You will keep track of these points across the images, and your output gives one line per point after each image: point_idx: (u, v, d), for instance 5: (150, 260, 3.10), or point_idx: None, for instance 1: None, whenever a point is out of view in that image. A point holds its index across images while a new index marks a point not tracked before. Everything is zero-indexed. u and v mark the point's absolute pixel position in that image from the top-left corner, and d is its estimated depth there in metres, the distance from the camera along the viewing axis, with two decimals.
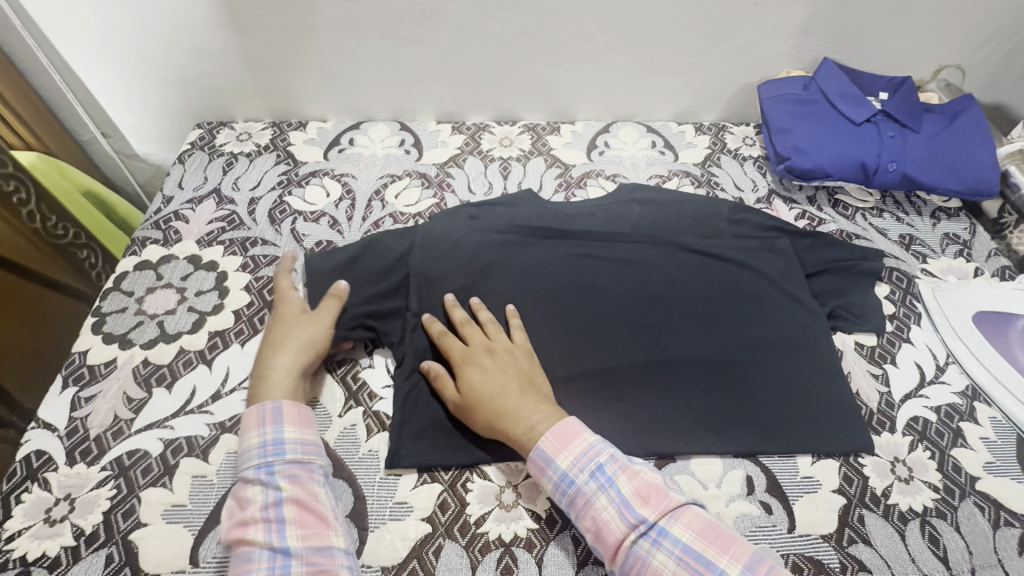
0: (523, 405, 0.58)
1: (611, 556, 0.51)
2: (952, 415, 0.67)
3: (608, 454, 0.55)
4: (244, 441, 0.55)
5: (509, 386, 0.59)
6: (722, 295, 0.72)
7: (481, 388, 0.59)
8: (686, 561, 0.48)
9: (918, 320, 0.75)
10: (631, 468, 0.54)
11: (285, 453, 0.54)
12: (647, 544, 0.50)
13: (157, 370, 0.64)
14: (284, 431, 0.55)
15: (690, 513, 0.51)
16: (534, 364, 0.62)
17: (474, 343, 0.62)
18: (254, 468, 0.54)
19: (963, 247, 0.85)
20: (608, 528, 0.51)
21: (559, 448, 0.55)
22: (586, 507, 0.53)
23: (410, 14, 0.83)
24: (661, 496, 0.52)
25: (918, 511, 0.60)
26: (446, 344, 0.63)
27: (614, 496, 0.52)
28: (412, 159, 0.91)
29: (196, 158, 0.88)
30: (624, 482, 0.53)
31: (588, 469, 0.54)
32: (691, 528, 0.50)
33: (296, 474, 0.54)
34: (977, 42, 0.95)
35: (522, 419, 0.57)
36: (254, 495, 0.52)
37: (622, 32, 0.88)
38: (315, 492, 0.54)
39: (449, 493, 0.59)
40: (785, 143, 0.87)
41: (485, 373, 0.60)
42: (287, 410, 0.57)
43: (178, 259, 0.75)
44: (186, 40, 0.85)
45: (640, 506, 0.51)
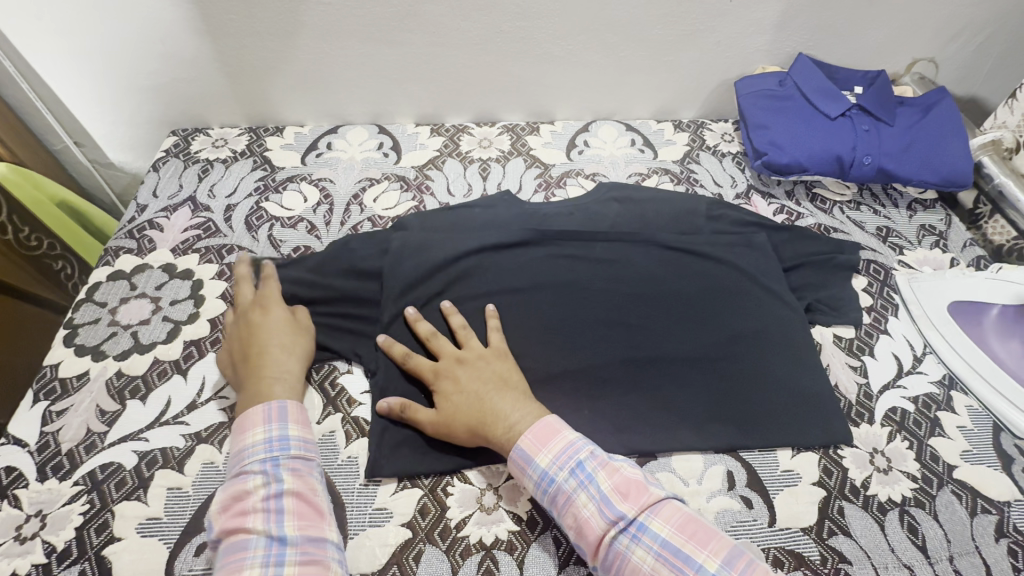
0: (502, 405, 0.58)
1: (593, 553, 0.51)
2: (929, 404, 0.67)
3: (589, 451, 0.54)
4: (245, 435, 0.54)
5: (484, 391, 0.59)
6: (701, 290, 0.72)
7: (455, 401, 0.59)
8: (666, 557, 0.48)
9: (896, 311, 0.76)
10: (610, 464, 0.54)
11: (291, 448, 0.54)
12: (627, 540, 0.50)
13: (130, 382, 0.63)
14: (289, 428, 0.55)
15: (669, 508, 0.51)
16: (504, 361, 0.62)
17: (443, 355, 0.62)
18: (257, 460, 0.53)
19: (938, 238, 0.86)
20: (589, 525, 0.51)
21: (539, 446, 0.55)
22: (567, 505, 0.53)
23: (385, 15, 0.82)
24: (640, 492, 0.52)
25: (897, 501, 0.60)
26: (414, 361, 0.62)
27: (594, 492, 0.52)
28: (391, 162, 0.91)
29: (171, 165, 0.87)
30: (604, 479, 0.53)
31: (568, 466, 0.53)
32: (670, 523, 0.50)
33: (299, 468, 0.53)
34: (949, 35, 0.96)
35: (503, 419, 0.57)
36: (254, 486, 0.51)
37: (598, 31, 0.88)
38: (314, 487, 0.53)
39: (431, 497, 0.58)
40: (763, 138, 0.88)
41: (460, 380, 0.60)
42: (293, 408, 0.56)
43: (152, 269, 0.74)
44: (158, 46, 0.84)
45: (620, 501, 0.51)
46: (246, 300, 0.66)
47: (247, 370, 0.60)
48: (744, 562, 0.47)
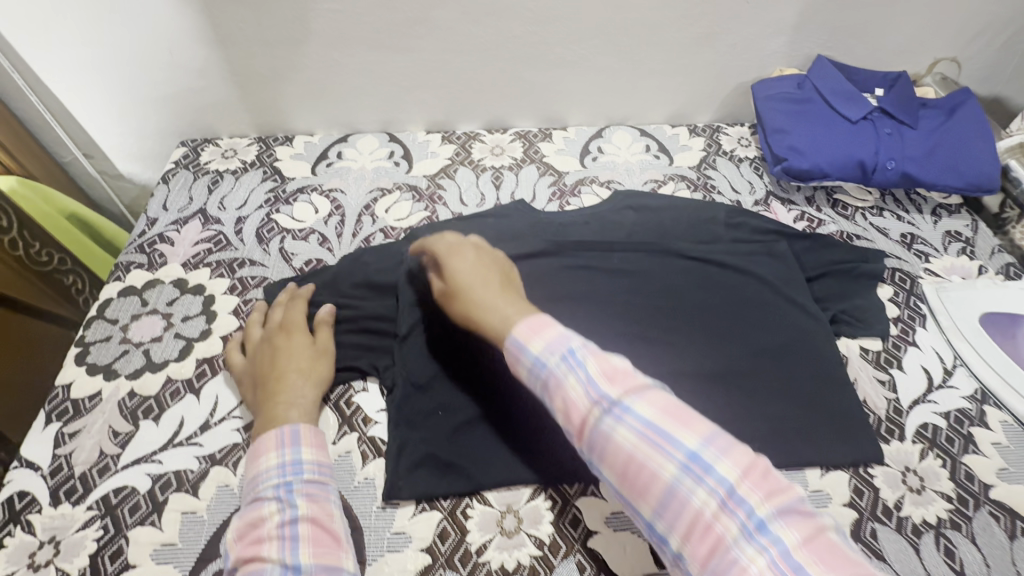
0: (498, 297, 0.56)
1: (574, 437, 0.46)
2: (962, 420, 0.65)
3: (581, 340, 0.49)
4: (260, 460, 0.52)
5: (494, 274, 0.59)
6: (721, 303, 0.71)
7: (466, 273, 0.59)
8: (650, 437, 0.43)
9: (924, 321, 0.73)
10: (600, 351, 0.48)
11: (304, 473, 0.52)
12: (610, 421, 0.44)
13: (143, 402, 0.62)
14: (303, 451, 0.53)
15: (657, 394, 0.45)
16: (515, 270, 0.62)
17: (461, 240, 0.63)
18: (271, 486, 0.51)
19: (965, 244, 0.83)
20: (574, 407, 0.45)
21: (530, 334, 0.50)
22: (554, 388, 0.47)
23: (394, 22, 0.81)
24: (628, 376, 0.46)
25: (932, 522, 0.58)
26: (432, 242, 0.64)
27: (582, 376, 0.46)
28: (402, 171, 0.89)
29: (181, 177, 0.86)
30: (593, 364, 0.46)
31: (557, 351, 0.48)
32: (655, 406, 0.44)
33: (314, 493, 0.51)
34: (971, 35, 0.94)
35: (496, 309, 0.55)
36: (269, 513, 0.49)
37: (611, 35, 0.86)
38: (330, 512, 0.51)
39: (450, 521, 0.57)
40: (782, 143, 0.86)
41: (467, 261, 0.60)
42: (306, 431, 0.54)
43: (163, 284, 0.73)
44: (166, 56, 0.83)
45: (606, 383, 0.45)
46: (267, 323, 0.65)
47: (265, 392, 0.58)
48: (729, 443, 0.42)
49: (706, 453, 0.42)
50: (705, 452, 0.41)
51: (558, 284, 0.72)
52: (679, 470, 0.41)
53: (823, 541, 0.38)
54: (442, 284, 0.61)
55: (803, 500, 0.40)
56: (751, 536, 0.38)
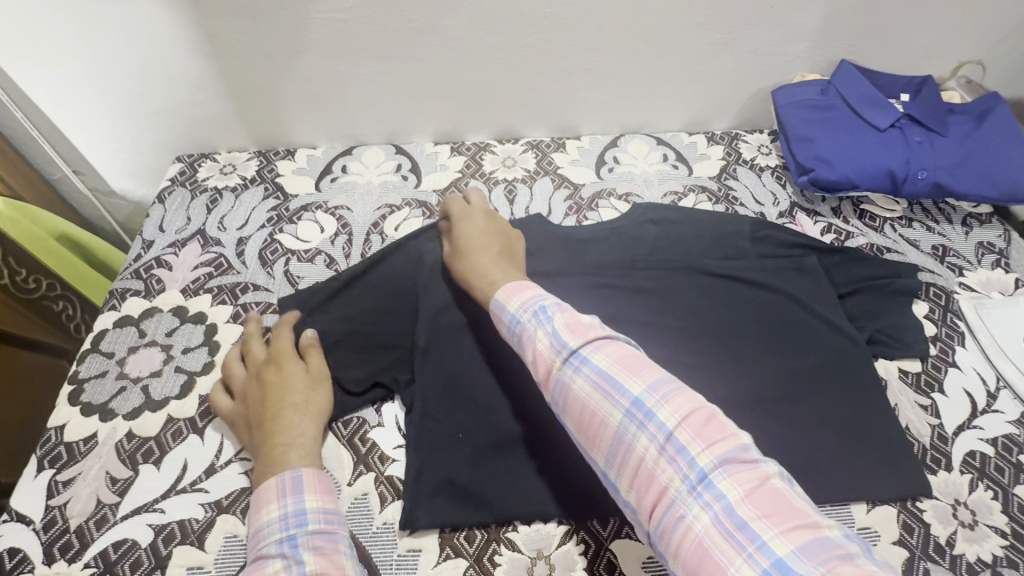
0: (493, 259, 0.62)
1: (540, 386, 0.49)
2: (1010, 447, 0.62)
3: (554, 299, 0.52)
4: (261, 513, 0.48)
5: (494, 242, 0.65)
6: (752, 324, 0.68)
7: (470, 236, 0.66)
8: (603, 385, 0.45)
9: (962, 340, 0.70)
10: (569, 308, 0.51)
11: (308, 523, 0.47)
12: (568, 370, 0.47)
13: (143, 445, 0.58)
14: (305, 500, 0.48)
15: (615, 346, 0.47)
16: (516, 244, 0.68)
17: (477, 207, 0.71)
18: (274, 542, 0.46)
19: (999, 256, 0.80)
20: (539, 358, 0.49)
21: (508, 295, 0.54)
22: (525, 342, 0.51)
23: (402, 31, 0.77)
24: (590, 329, 0.48)
25: (987, 561, 0.55)
26: (451, 204, 0.72)
27: (547, 329, 0.49)
28: (411, 186, 0.85)
29: (177, 195, 0.82)
30: (558, 318, 0.50)
31: (529, 309, 0.52)
32: (612, 357, 0.46)
33: (322, 546, 0.46)
34: (997, 37, 0.91)
35: (486, 266, 0.62)
36: (274, 573, 0.44)
37: (628, 41, 0.83)
38: (342, 565, 0.45)
39: (476, 569, 0.53)
40: (808, 153, 0.82)
41: (474, 226, 0.67)
42: (307, 475, 0.50)
43: (161, 313, 0.68)
44: (160, 69, 0.78)
45: (566, 334, 0.48)
46: (256, 357, 0.60)
47: (263, 435, 0.54)
48: (676, 392, 0.43)
49: (651, 402, 0.43)
50: (649, 400, 0.43)
51: (580, 306, 0.68)
52: (625, 416, 0.43)
53: (764, 493, 0.38)
54: (448, 244, 0.68)
55: (747, 449, 0.41)
56: (690, 486, 0.39)
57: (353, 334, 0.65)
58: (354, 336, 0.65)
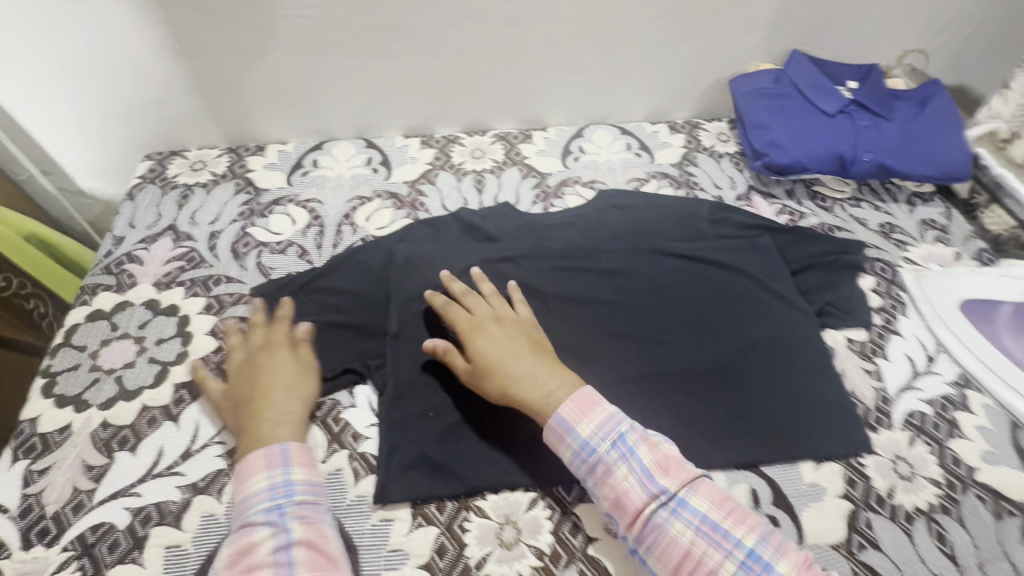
0: (536, 372, 0.58)
1: (625, 524, 0.51)
2: (946, 406, 0.66)
3: (630, 426, 0.54)
4: (247, 482, 0.50)
5: (520, 353, 0.59)
6: (709, 300, 0.72)
7: (491, 354, 0.59)
8: (706, 532, 0.48)
9: (905, 310, 0.75)
10: (651, 440, 0.54)
11: (296, 495, 0.50)
12: (666, 513, 0.50)
13: (118, 433, 0.59)
14: (293, 472, 0.51)
15: (706, 486, 0.52)
16: (539, 336, 0.62)
17: (480, 312, 0.63)
18: (261, 510, 0.49)
19: (940, 232, 0.85)
20: (629, 496, 0.51)
21: (579, 416, 0.54)
22: (606, 475, 0.52)
23: (370, 26, 0.79)
24: (680, 468, 0.52)
25: (923, 509, 0.59)
26: (451, 314, 0.62)
27: (635, 465, 0.52)
28: (381, 178, 0.87)
29: (148, 193, 0.83)
30: (645, 453, 0.52)
31: (609, 439, 0.53)
32: (707, 500, 0.50)
33: (308, 515, 0.50)
34: (939, 26, 0.96)
35: (538, 383, 0.57)
36: (261, 538, 0.48)
37: (590, 35, 0.86)
38: (325, 532, 0.50)
39: (447, 536, 0.55)
40: (762, 139, 0.86)
41: (493, 334, 0.60)
42: (295, 450, 0.52)
43: (134, 306, 0.69)
44: (129, 68, 0.79)
45: (661, 476, 0.51)
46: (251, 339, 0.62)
47: (249, 411, 0.56)
48: (778, 541, 0.48)
49: (759, 550, 0.48)
50: (758, 549, 0.47)
51: (547, 288, 0.71)
52: (736, 565, 0.47)
53: None
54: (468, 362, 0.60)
55: None
56: None
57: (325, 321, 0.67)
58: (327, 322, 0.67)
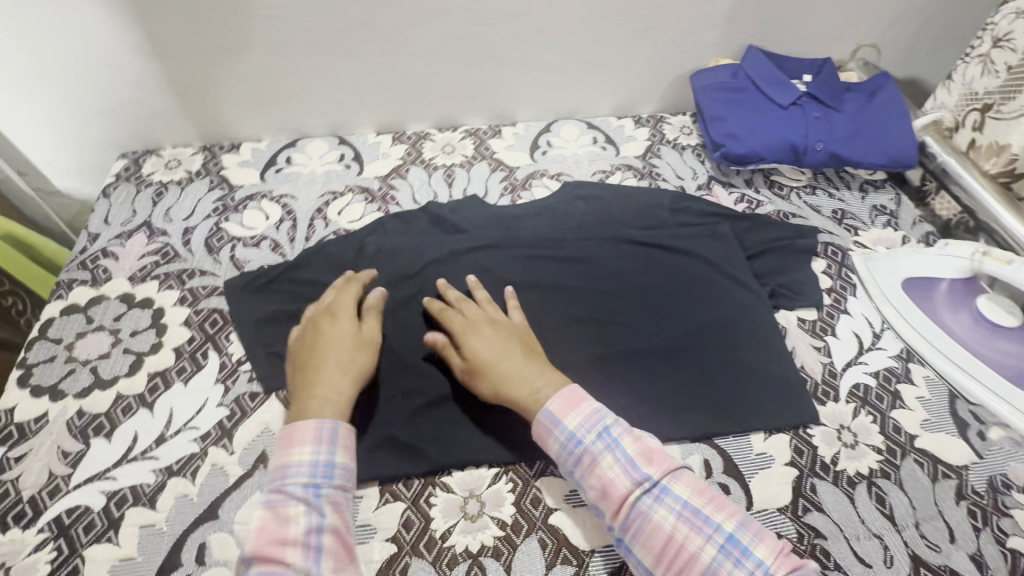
0: (526, 372, 0.60)
1: (611, 512, 0.53)
2: (889, 378, 0.70)
3: (615, 420, 0.57)
4: (293, 451, 0.54)
5: (511, 353, 0.62)
6: (667, 284, 0.75)
7: (483, 354, 0.61)
8: (687, 517, 0.51)
9: (854, 290, 0.79)
10: (634, 432, 0.56)
11: (334, 478, 0.53)
12: (650, 500, 0.52)
13: (93, 420, 0.61)
14: (336, 455, 0.54)
15: (687, 476, 0.54)
16: (532, 340, 0.65)
17: (474, 315, 0.65)
18: (300, 485, 0.52)
19: (890, 217, 0.89)
20: (614, 485, 0.53)
21: (567, 410, 0.57)
22: (592, 466, 0.55)
23: (338, 26, 0.81)
24: (662, 458, 0.55)
25: (865, 474, 0.62)
26: (447, 316, 0.65)
27: (620, 456, 0.54)
28: (353, 174, 0.90)
29: (123, 190, 0.84)
30: (629, 444, 0.55)
31: (595, 431, 0.56)
32: (687, 487, 0.53)
33: (339, 502, 0.53)
34: (888, 22, 1.00)
35: (527, 382, 0.60)
36: (296, 514, 0.51)
37: (554, 33, 0.89)
38: (349, 522, 0.53)
39: (413, 510, 0.58)
40: (720, 130, 0.90)
41: (485, 335, 0.63)
42: (343, 434, 0.55)
43: (109, 300, 0.71)
44: (101, 69, 0.81)
45: (645, 465, 0.54)
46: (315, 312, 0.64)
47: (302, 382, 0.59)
48: (755, 527, 0.51)
49: (738, 534, 0.50)
50: (736, 532, 0.50)
51: (512, 275, 0.74)
52: (715, 547, 0.50)
53: None
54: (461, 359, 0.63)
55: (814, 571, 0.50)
56: None
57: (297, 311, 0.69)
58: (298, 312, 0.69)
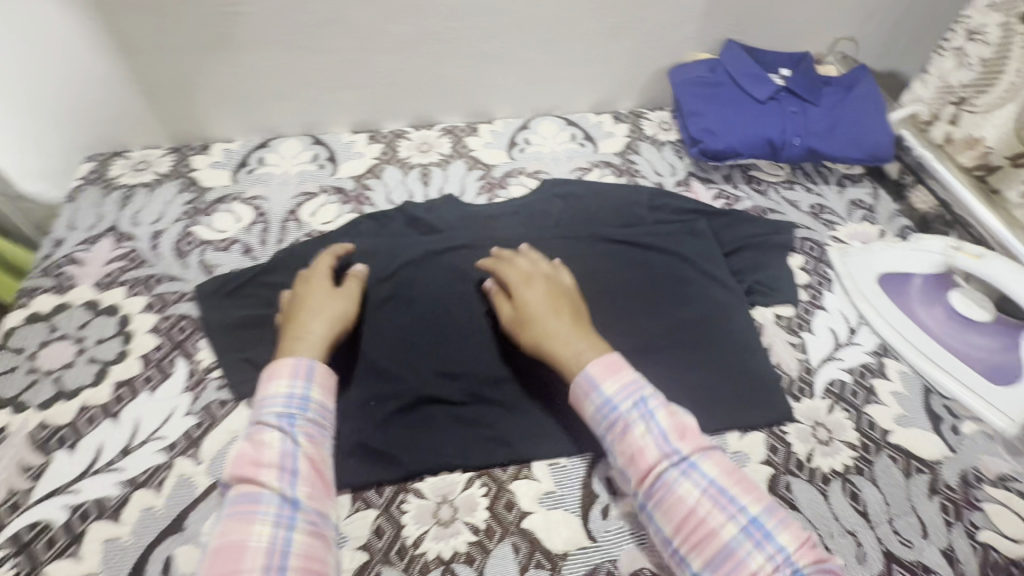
0: (571, 332, 0.61)
1: (636, 479, 0.53)
2: (865, 373, 0.70)
3: (652, 391, 0.56)
4: (271, 385, 0.56)
5: (561, 311, 0.62)
6: (643, 282, 0.74)
7: (535, 307, 0.63)
8: (712, 495, 0.50)
9: (830, 286, 0.79)
10: (670, 406, 0.55)
11: (309, 411, 0.55)
12: (677, 473, 0.51)
13: (56, 432, 0.59)
14: (312, 390, 0.57)
15: (718, 456, 0.53)
16: (582, 307, 0.65)
17: (532, 270, 0.66)
18: (276, 415, 0.54)
19: (867, 212, 0.89)
20: (643, 453, 0.53)
21: (607, 375, 0.56)
22: (623, 432, 0.54)
23: (308, 22, 0.80)
24: (695, 435, 0.54)
25: (839, 470, 0.63)
26: (504, 268, 0.67)
27: (654, 426, 0.53)
28: (327, 174, 0.88)
29: (89, 194, 0.82)
30: (664, 416, 0.54)
31: (632, 399, 0.55)
32: (717, 467, 0.52)
33: (314, 434, 0.55)
34: (866, 15, 1.00)
35: (570, 342, 0.60)
36: (272, 440, 0.53)
37: (529, 28, 0.88)
38: (325, 455, 0.55)
39: (385, 517, 0.57)
40: (698, 126, 0.89)
41: (539, 290, 0.64)
42: (319, 371, 0.58)
43: (73, 307, 0.69)
44: (62, 68, 0.78)
45: (678, 439, 0.53)
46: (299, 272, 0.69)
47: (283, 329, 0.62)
48: (781, 514, 0.50)
49: (762, 518, 0.49)
50: (761, 518, 0.49)
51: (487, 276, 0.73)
52: (737, 529, 0.48)
53: None
54: (511, 309, 0.65)
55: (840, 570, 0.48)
56: None
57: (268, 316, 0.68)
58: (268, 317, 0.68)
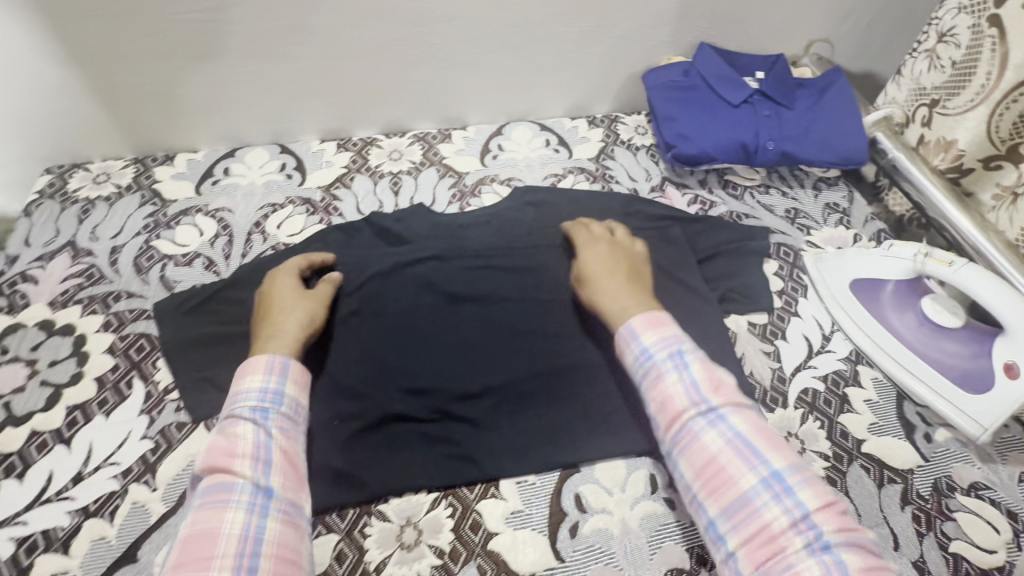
0: (623, 288, 0.62)
1: (664, 425, 0.53)
2: (838, 381, 0.70)
3: (692, 346, 0.56)
4: (243, 380, 0.54)
5: (619, 270, 0.65)
6: None
7: (595, 266, 0.66)
8: (738, 447, 0.49)
9: (805, 292, 0.78)
10: (707, 361, 0.55)
11: (283, 405, 0.54)
12: (703, 422, 0.51)
13: (5, 460, 0.57)
14: (286, 385, 0.55)
15: (750, 413, 0.52)
16: (644, 271, 0.66)
17: (600, 234, 0.70)
18: (249, 407, 0.53)
19: (842, 215, 0.89)
20: (672, 401, 0.53)
21: (648, 327, 0.57)
22: (656, 379, 0.54)
23: (269, 29, 0.77)
24: (729, 391, 0.53)
25: None
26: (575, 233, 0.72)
27: (686, 375, 0.53)
28: (295, 184, 0.86)
29: (46, 209, 0.80)
30: (698, 368, 0.54)
31: (668, 349, 0.55)
32: (748, 424, 0.51)
33: (288, 427, 0.53)
34: (840, 16, 0.99)
35: (621, 299, 0.62)
36: (244, 431, 0.51)
37: (499, 33, 0.86)
38: (298, 449, 0.53)
39: (347, 541, 0.56)
40: (671, 131, 0.88)
41: (601, 252, 0.67)
42: (294, 366, 0.56)
43: (26, 328, 0.67)
44: (14, 79, 0.76)
45: (710, 390, 0.52)
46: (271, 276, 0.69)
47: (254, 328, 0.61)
48: (808, 474, 0.48)
49: (786, 473, 0.48)
50: (785, 475, 0.47)
51: (456, 288, 0.71)
52: (759, 482, 0.47)
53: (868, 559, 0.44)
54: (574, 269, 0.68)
55: (867, 538, 0.46)
56: (810, 545, 0.44)
57: (228, 334, 0.66)
58: (229, 334, 0.66)
